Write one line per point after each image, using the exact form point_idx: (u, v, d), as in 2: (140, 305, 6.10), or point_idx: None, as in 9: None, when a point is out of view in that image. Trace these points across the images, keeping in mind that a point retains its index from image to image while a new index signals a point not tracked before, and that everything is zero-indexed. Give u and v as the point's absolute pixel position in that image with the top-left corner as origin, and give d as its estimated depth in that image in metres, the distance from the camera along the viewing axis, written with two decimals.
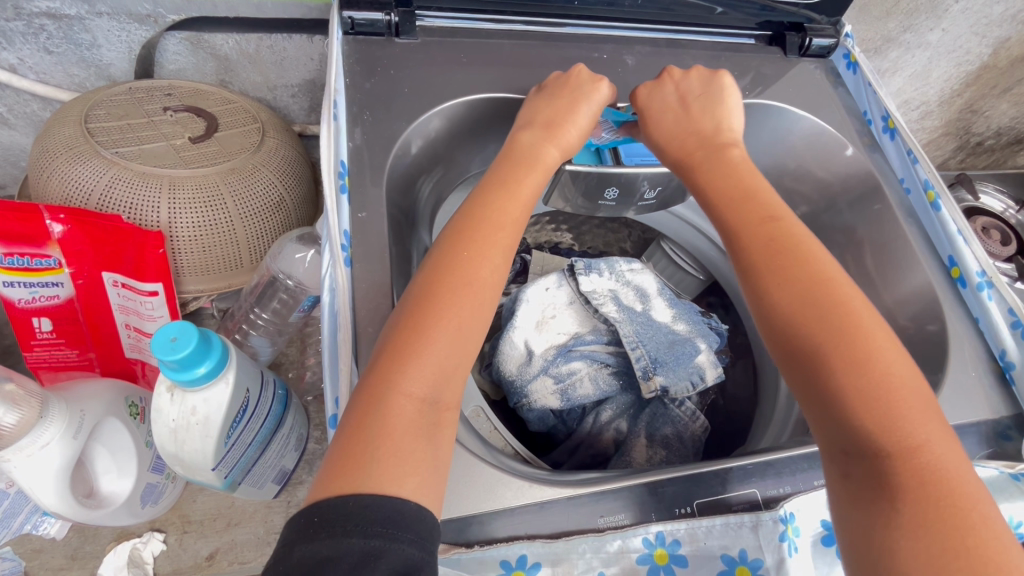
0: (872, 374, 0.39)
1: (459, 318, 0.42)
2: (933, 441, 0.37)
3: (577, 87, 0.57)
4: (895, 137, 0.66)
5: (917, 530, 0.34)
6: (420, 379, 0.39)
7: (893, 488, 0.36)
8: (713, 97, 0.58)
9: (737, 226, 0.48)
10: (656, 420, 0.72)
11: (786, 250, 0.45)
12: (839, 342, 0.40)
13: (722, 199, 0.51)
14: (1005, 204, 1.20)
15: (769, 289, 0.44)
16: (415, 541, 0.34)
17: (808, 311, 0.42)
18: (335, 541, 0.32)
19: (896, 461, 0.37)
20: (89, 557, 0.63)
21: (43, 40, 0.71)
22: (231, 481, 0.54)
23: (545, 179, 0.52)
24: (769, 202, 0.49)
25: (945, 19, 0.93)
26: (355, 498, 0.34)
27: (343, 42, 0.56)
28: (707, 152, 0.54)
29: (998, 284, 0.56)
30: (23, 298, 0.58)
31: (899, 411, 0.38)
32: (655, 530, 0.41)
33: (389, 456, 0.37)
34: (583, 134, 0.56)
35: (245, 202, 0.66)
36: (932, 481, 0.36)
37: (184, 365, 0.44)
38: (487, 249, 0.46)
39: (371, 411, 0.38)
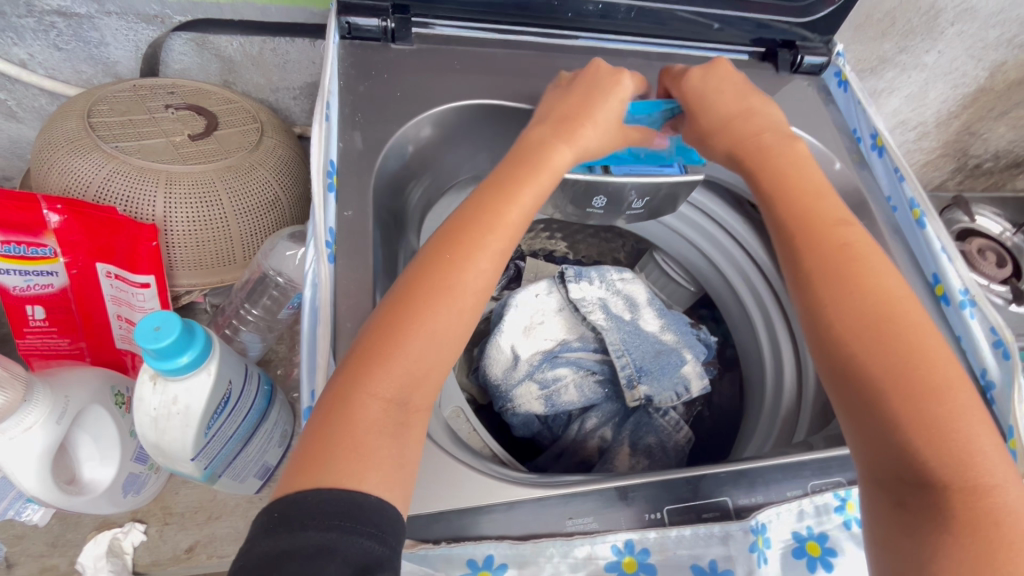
0: (933, 405, 0.40)
1: (438, 323, 0.43)
2: (1011, 481, 0.39)
3: (596, 81, 0.57)
4: (883, 155, 0.67)
5: (971, 567, 0.35)
6: (390, 380, 0.40)
7: (948, 523, 0.37)
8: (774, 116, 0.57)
9: (807, 242, 0.48)
10: (640, 429, 0.72)
11: (860, 275, 0.46)
12: (934, 371, 0.41)
13: (789, 215, 0.50)
14: (1003, 227, 1.19)
15: (825, 304, 0.46)
16: (375, 534, 0.34)
17: (930, 341, 0.43)
18: (294, 535, 0.32)
19: (955, 495, 0.38)
20: (70, 545, 0.63)
21: (53, 36, 0.73)
22: (211, 472, 0.55)
23: (554, 181, 0.52)
24: (837, 217, 0.50)
25: (941, 41, 0.94)
26: (316, 493, 0.34)
27: (340, 46, 0.58)
28: (758, 152, 0.54)
29: (981, 303, 0.57)
30: (18, 285, 0.60)
31: (980, 448, 0.39)
32: (624, 538, 0.41)
33: (352, 454, 0.37)
34: (603, 131, 0.55)
35: (240, 200, 0.67)
36: (992, 524, 0.37)
37: (167, 355, 0.44)
38: (476, 254, 0.46)
39: (337, 408, 0.39)
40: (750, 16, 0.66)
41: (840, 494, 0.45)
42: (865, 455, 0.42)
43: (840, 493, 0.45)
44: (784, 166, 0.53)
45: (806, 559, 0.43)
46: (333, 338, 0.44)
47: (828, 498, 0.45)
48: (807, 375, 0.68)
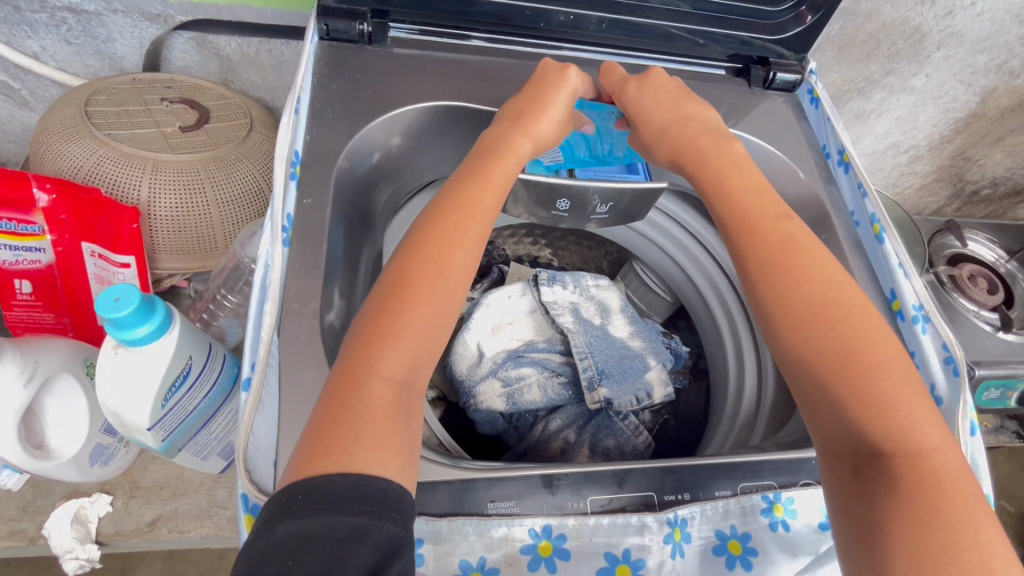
0: (873, 381, 0.43)
1: (437, 306, 0.45)
2: (947, 444, 0.41)
3: (542, 79, 0.60)
4: (848, 171, 0.67)
5: (922, 525, 0.37)
6: (397, 362, 0.42)
7: (899, 485, 0.39)
8: (711, 120, 0.60)
9: (751, 237, 0.51)
10: (600, 431, 0.72)
11: (806, 264, 0.48)
12: (873, 349, 0.44)
13: (729, 214, 0.53)
14: (996, 253, 1.18)
15: (762, 295, 0.49)
16: (399, 518, 0.35)
17: (871, 323, 0.46)
18: (322, 518, 0.33)
19: (895, 458, 0.40)
20: (39, 511, 0.66)
21: (64, 31, 0.78)
22: (170, 445, 0.56)
23: (518, 169, 0.55)
24: (779, 212, 0.52)
25: (929, 65, 0.94)
26: (341, 477, 0.35)
27: (318, 47, 0.61)
28: (713, 153, 0.57)
29: (934, 319, 0.56)
30: (8, 259, 0.65)
31: (920, 417, 0.42)
32: (541, 522, 0.42)
33: (373, 437, 0.39)
34: (555, 125, 0.58)
35: (223, 189, 0.70)
36: (934, 482, 0.39)
37: (126, 324, 0.47)
38: (461, 237, 0.49)
39: (353, 394, 0.40)
40: (737, 33, 0.68)
41: (768, 497, 0.46)
42: (820, 431, 0.45)
43: (768, 496, 0.46)
44: (721, 166, 0.56)
45: (725, 556, 0.44)
46: (280, 316, 0.47)
47: (756, 499, 0.46)
48: (766, 380, 0.70)
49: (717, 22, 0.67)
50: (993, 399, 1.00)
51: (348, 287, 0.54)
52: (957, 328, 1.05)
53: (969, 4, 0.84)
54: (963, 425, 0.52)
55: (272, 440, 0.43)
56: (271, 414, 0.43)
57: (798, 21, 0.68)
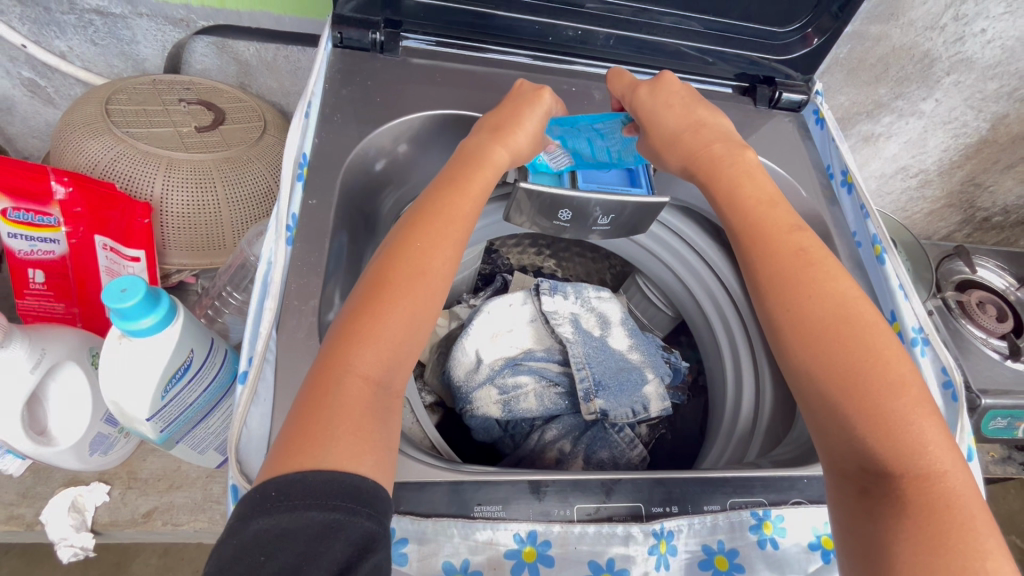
0: (883, 401, 0.43)
1: (415, 305, 0.46)
2: (959, 467, 0.41)
3: (517, 96, 0.61)
4: (851, 192, 0.67)
5: (929, 547, 0.37)
6: (373, 361, 0.43)
7: (907, 506, 0.39)
8: (723, 128, 0.60)
9: (763, 249, 0.51)
10: (595, 443, 0.71)
11: (817, 279, 0.48)
12: (885, 369, 0.44)
13: (742, 224, 0.54)
14: (1006, 281, 1.17)
15: (770, 307, 0.49)
16: (374, 515, 0.36)
17: (883, 339, 0.45)
18: (296, 513, 0.34)
19: (905, 482, 0.40)
20: (38, 497, 0.67)
21: (91, 32, 0.81)
22: (168, 436, 0.57)
23: (495, 178, 0.55)
24: (793, 223, 0.53)
25: (937, 90, 0.95)
26: (315, 473, 0.36)
27: (332, 54, 0.63)
28: (724, 157, 0.57)
29: (933, 342, 0.56)
30: (24, 249, 0.68)
31: (932, 438, 0.41)
32: (527, 528, 0.42)
33: (348, 434, 0.39)
34: (530, 138, 0.59)
35: (234, 189, 0.72)
36: (944, 508, 0.39)
37: (131, 315, 0.48)
38: (441, 242, 0.49)
39: (329, 392, 0.41)
40: (745, 53, 0.69)
41: (758, 513, 0.46)
42: (829, 448, 0.45)
43: (757, 512, 0.46)
44: (733, 172, 0.56)
45: (711, 571, 0.43)
46: (279, 312, 0.47)
47: (745, 516, 0.45)
48: (763, 397, 0.70)
49: (725, 41, 0.68)
50: (999, 428, 0.99)
51: (348, 287, 0.55)
52: (964, 354, 1.04)
53: (980, 31, 0.85)
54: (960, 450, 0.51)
55: (265, 433, 0.44)
56: (265, 408, 0.44)
57: (804, 42, 0.69)
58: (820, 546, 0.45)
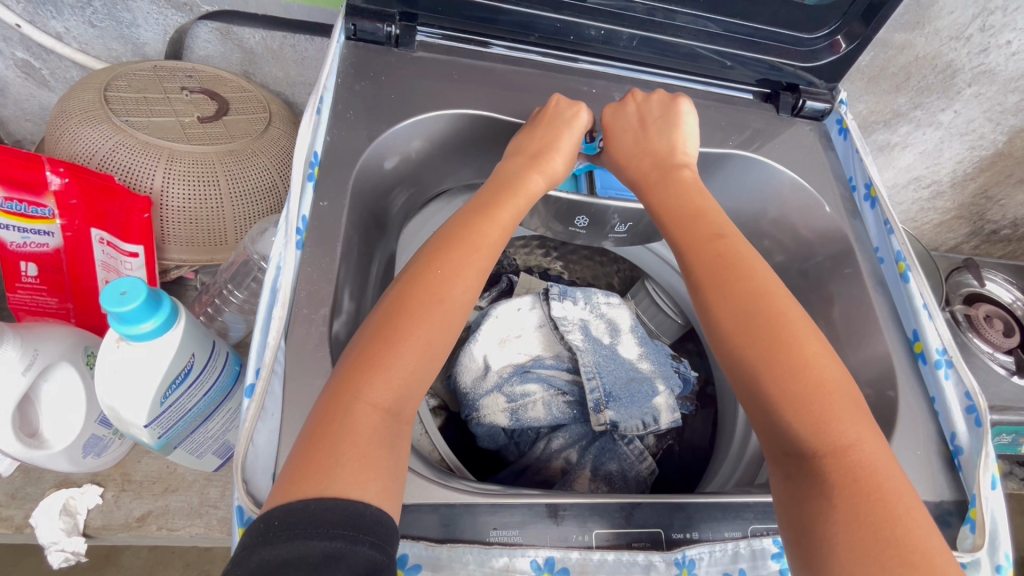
0: (806, 379, 0.42)
1: (431, 336, 0.43)
2: (866, 438, 0.41)
3: (557, 114, 0.59)
4: (875, 206, 0.66)
5: (847, 521, 0.37)
6: (387, 389, 0.40)
7: (827, 487, 0.39)
8: (665, 141, 0.59)
9: (688, 252, 0.50)
10: (603, 454, 0.70)
11: (736, 277, 0.47)
12: (797, 351, 0.43)
13: (669, 217, 0.54)
14: (1014, 295, 1.16)
15: (701, 297, 0.48)
16: (376, 543, 0.34)
17: (789, 323, 0.45)
18: (296, 543, 0.32)
19: (826, 461, 0.39)
20: (28, 498, 0.65)
21: (89, 14, 0.78)
22: (166, 442, 0.55)
23: (527, 207, 0.54)
24: (716, 221, 0.52)
25: (957, 101, 0.93)
26: (318, 501, 0.34)
27: (344, 46, 0.60)
28: (661, 172, 0.57)
29: (957, 364, 0.54)
30: (16, 241, 0.65)
31: (835, 413, 0.41)
32: (545, 554, 0.41)
33: (355, 460, 0.37)
34: (567, 161, 0.58)
35: (237, 183, 0.69)
36: (858, 481, 0.38)
37: (131, 318, 0.46)
38: (464, 269, 0.47)
39: (337, 419, 0.39)
40: (765, 57, 0.67)
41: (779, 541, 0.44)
42: (759, 432, 0.44)
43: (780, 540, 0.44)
44: (673, 186, 0.55)
45: None
46: (288, 321, 0.45)
47: (767, 544, 0.44)
48: None
49: (751, 46, 0.66)
50: (1003, 443, 1.02)
51: (357, 292, 0.53)
52: (970, 368, 1.03)
53: (1005, 43, 0.83)
54: (983, 479, 0.49)
55: (272, 450, 0.42)
56: (273, 422, 0.42)
57: (831, 49, 0.67)
58: None
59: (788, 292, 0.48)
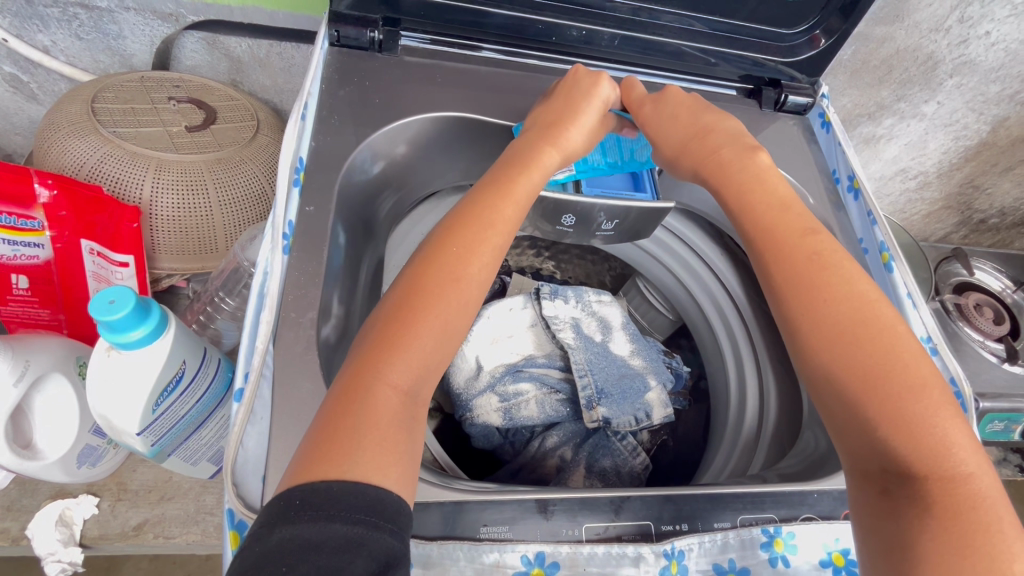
0: (925, 400, 0.42)
1: (447, 318, 0.45)
2: (984, 470, 0.40)
3: (575, 84, 0.60)
4: (858, 198, 0.66)
5: (952, 544, 0.36)
6: (406, 370, 0.42)
7: (929, 507, 0.38)
8: (730, 131, 0.59)
9: (778, 257, 0.50)
10: (597, 451, 0.71)
11: (832, 279, 0.48)
12: (908, 368, 0.43)
13: (755, 228, 0.53)
14: (1003, 283, 1.17)
15: (791, 310, 0.48)
16: (395, 531, 0.34)
17: (903, 343, 0.44)
18: (319, 524, 0.32)
19: (933, 484, 0.39)
20: (24, 510, 0.65)
21: (76, 27, 0.78)
22: (159, 450, 0.55)
23: (542, 180, 0.54)
24: (806, 226, 0.52)
25: (940, 92, 0.94)
26: (340, 484, 0.34)
27: (328, 53, 0.61)
28: (737, 161, 0.57)
29: (942, 352, 0.55)
30: (6, 254, 0.65)
31: (955, 439, 0.40)
32: (535, 549, 0.41)
33: (375, 444, 0.38)
34: (584, 132, 0.59)
35: (227, 191, 0.70)
36: (971, 507, 0.38)
37: (120, 327, 0.46)
38: (479, 247, 0.48)
39: (357, 400, 0.39)
40: (747, 54, 0.67)
41: (769, 530, 0.44)
42: (847, 449, 0.44)
43: (768, 530, 0.44)
44: (744, 180, 0.55)
45: None
46: (276, 325, 0.46)
47: (756, 533, 0.44)
48: (769, 405, 0.70)
49: (731, 43, 0.67)
50: (996, 431, 0.99)
51: (347, 296, 0.53)
52: (960, 357, 1.04)
53: (984, 33, 0.84)
54: None
55: (262, 453, 0.42)
56: (262, 425, 0.42)
57: (811, 44, 0.68)
58: (831, 563, 0.45)
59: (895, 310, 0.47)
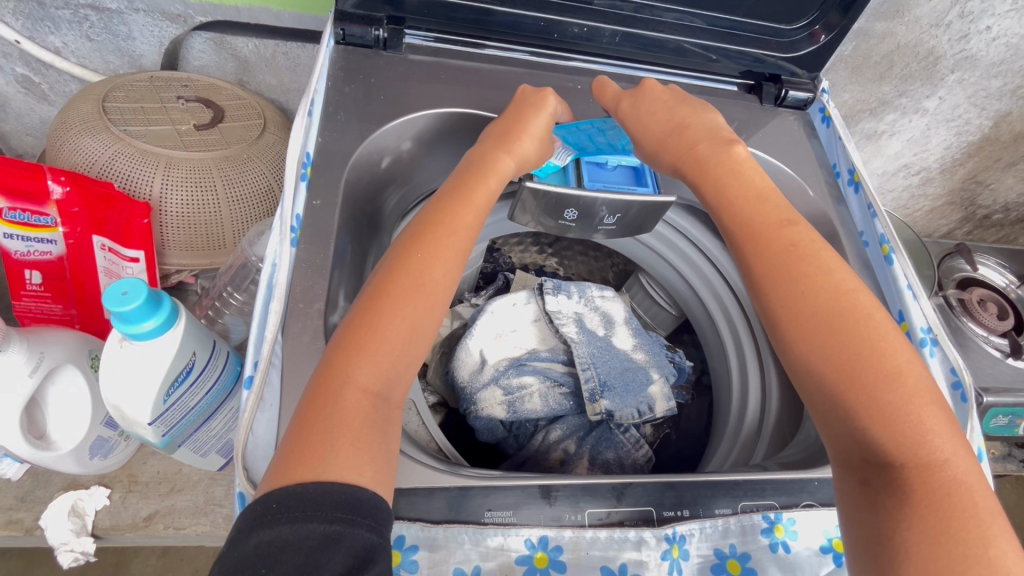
0: (901, 389, 0.42)
1: (414, 318, 0.45)
2: (961, 454, 0.40)
3: (523, 99, 0.61)
4: (858, 191, 0.67)
5: (930, 533, 0.37)
6: (372, 372, 0.42)
7: (908, 497, 0.39)
8: (710, 126, 0.60)
9: (756, 250, 0.50)
10: (601, 443, 0.71)
11: (810, 270, 0.48)
12: (885, 358, 0.43)
13: (732, 222, 0.53)
14: (1007, 279, 1.17)
15: (771, 304, 0.48)
16: (374, 526, 0.35)
17: (882, 333, 0.44)
18: (296, 525, 0.33)
19: (912, 473, 0.40)
20: (38, 501, 0.67)
21: (86, 28, 0.80)
22: (170, 440, 0.56)
23: (499, 187, 0.55)
24: (785, 217, 0.52)
25: (941, 88, 0.94)
26: (316, 485, 0.35)
27: (334, 51, 0.62)
28: (712, 152, 0.57)
29: (942, 342, 0.56)
30: (20, 249, 0.67)
31: (932, 426, 0.41)
32: (539, 533, 0.42)
33: (347, 444, 0.38)
34: (536, 141, 0.59)
35: (234, 188, 0.71)
36: (947, 495, 0.38)
37: (133, 318, 0.47)
38: (440, 251, 0.48)
39: (328, 404, 0.40)
40: (747, 50, 0.68)
41: (769, 516, 0.45)
42: (831, 440, 0.45)
43: (769, 515, 0.45)
44: (722, 172, 0.55)
45: None
46: (284, 316, 0.47)
47: (756, 519, 0.45)
48: (770, 395, 0.70)
49: (731, 39, 0.67)
50: (1001, 425, 0.98)
51: (354, 289, 0.54)
52: (964, 352, 1.04)
53: (985, 28, 0.84)
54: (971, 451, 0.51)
55: (271, 439, 0.43)
56: (272, 412, 0.44)
57: (811, 39, 0.68)
58: (832, 550, 0.45)
59: (875, 298, 0.47)
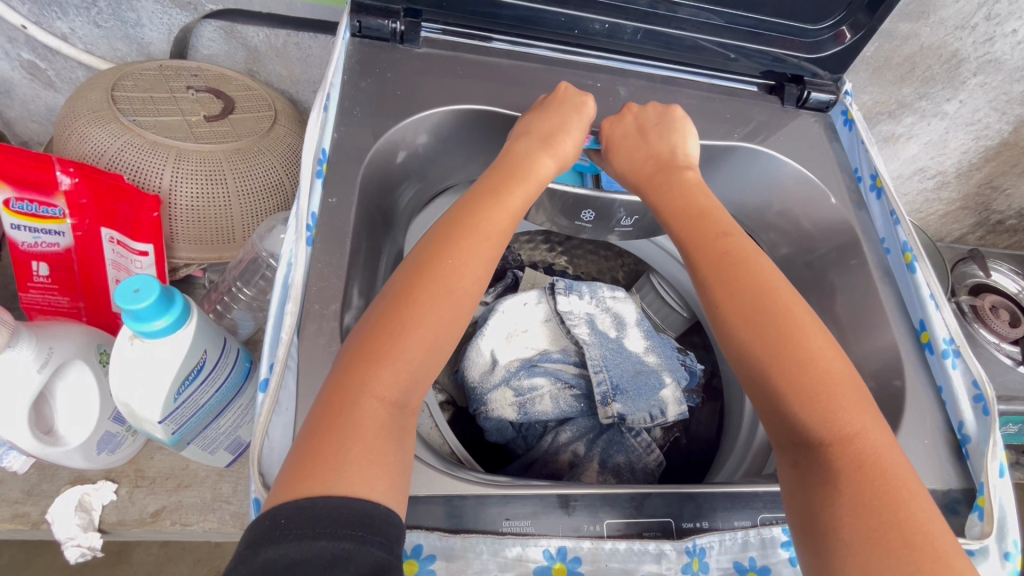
0: (813, 371, 0.43)
1: (439, 328, 0.44)
2: (871, 425, 0.42)
3: (566, 101, 0.60)
4: (880, 197, 0.65)
5: (854, 509, 0.38)
6: (393, 383, 0.41)
7: (832, 474, 0.40)
8: (666, 145, 0.59)
9: (691, 258, 0.51)
10: (611, 447, 0.71)
11: (737, 266, 0.48)
12: (804, 345, 0.44)
13: (681, 232, 0.53)
14: (1019, 285, 1.16)
15: (710, 291, 0.48)
16: (384, 544, 0.34)
17: (798, 320, 0.45)
18: (304, 543, 0.32)
19: (832, 450, 0.40)
20: (43, 495, 0.66)
21: (94, 14, 0.78)
22: (179, 438, 0.56)
23: (535, 195, 0.55)
24: (720, 229, 0.51)
25: (963, 91, 0.93)
26: (326, 500, 0.34)
27: (350, 43, 0.60)
28: (665, 176, 0.57)
29: (964, 354, 0.54)
30: (28, 241, 0.66)
31: (841, 402, 0.42)
32: (557, 544, 0.42)
33: (361, 457, 0.38)
34: (576, 149, 0.58)
35: (244, 181, 0.70)
36: (863, 467, 0.40)
37: (144, 316, 0.46)
38: (473, 258, 0.47)
39: (344, 412, 0.39)
40: (769, 49, 0.66)
41: None
42: (766, 423, 0.45)
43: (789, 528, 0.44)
44: (674, 191, 0.55)
45: None
46: (300, 318, 0.46)
47: (776, 532, 0.44)
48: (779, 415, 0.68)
49: (755, 37, 0.66)
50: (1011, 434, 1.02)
51: (367, 289, 0.53)
52: None
53: (1010, 31, 0.82)
54: (992, 467, 0.49)
55: (286, 444, 0.43)
56: (287, 416, 0.43)
57: (836, 40, 0.67)
58: None
59: (794, 290, 0.48)
